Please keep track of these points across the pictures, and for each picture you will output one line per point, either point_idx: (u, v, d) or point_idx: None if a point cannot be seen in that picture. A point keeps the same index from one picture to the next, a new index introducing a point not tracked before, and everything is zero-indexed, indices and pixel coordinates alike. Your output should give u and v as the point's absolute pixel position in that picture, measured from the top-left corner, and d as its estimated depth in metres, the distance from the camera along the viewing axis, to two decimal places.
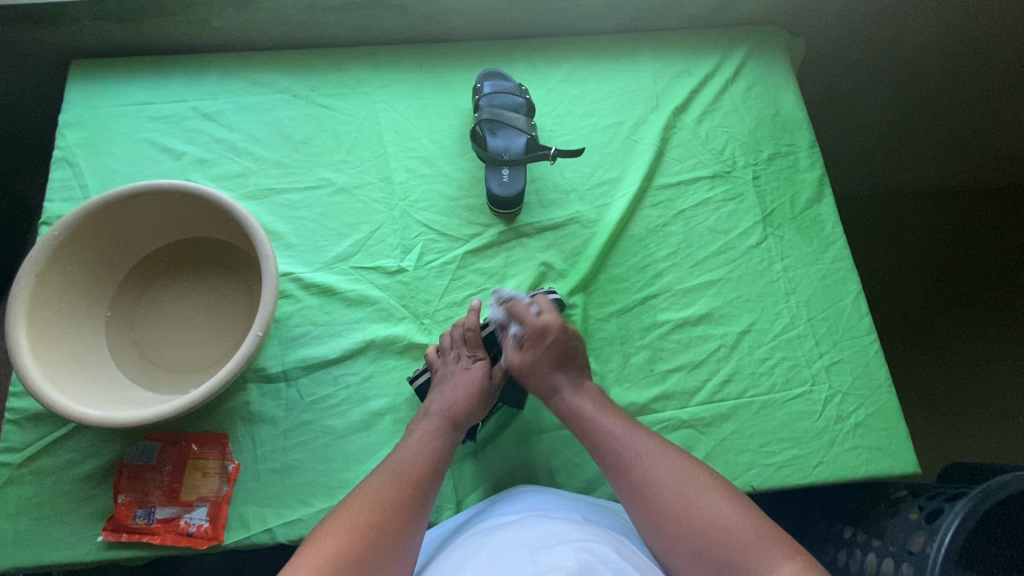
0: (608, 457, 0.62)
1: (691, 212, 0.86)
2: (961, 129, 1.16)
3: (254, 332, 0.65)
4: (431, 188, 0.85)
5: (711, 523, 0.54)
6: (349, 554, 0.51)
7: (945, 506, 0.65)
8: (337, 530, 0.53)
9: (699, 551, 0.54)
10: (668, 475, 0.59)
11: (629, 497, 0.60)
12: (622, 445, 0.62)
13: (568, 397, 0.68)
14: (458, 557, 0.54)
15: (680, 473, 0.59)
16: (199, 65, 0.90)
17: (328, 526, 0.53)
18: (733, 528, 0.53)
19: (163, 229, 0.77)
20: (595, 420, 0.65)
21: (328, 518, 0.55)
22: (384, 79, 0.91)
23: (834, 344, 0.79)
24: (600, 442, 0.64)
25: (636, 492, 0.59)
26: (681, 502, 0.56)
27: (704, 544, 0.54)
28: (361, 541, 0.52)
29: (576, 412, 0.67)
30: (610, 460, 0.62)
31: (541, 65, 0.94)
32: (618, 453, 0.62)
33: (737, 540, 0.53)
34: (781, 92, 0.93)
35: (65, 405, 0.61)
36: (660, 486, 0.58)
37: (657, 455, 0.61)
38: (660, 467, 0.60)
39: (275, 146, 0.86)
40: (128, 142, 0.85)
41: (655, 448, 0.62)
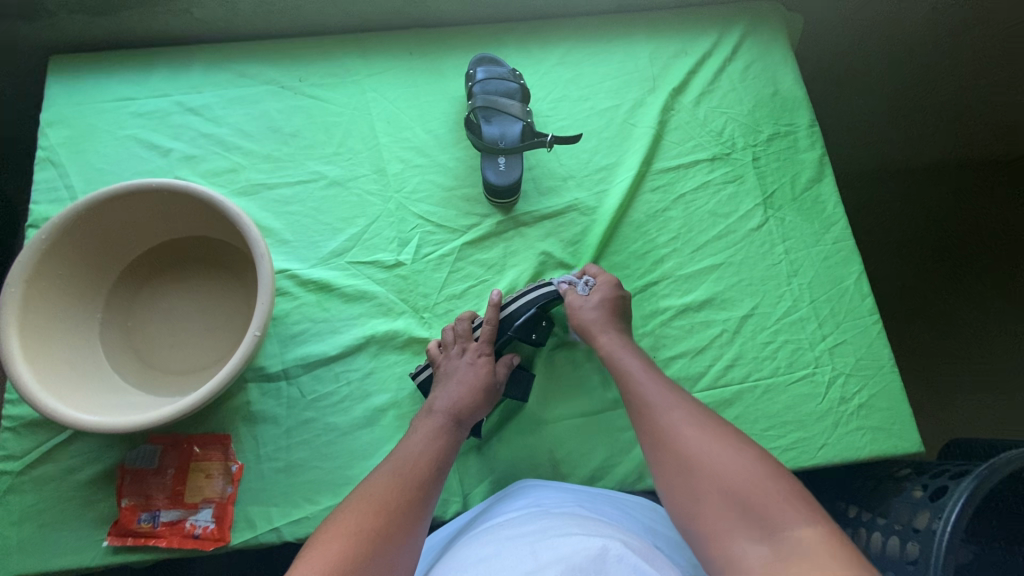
0: (640, 403, 0.62)
1: (691, 196, 0.84)
2: (958, 101, 1.15)
3: (253, 332, 0.64)
4: (426, 178, 0.84)
5: (737, 474, 0.52)
6: (351, 559, 0.49)
7: (948, 484, 0.65)
8: (339, 536, 0.51)
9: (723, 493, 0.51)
10: (700, 435, 0.56)
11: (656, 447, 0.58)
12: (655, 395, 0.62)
13: (611, 353, 0.68)
14: (463, 555, 0.53)
15: (710, 436, 0.56)
16: (182, 57, 0.88)
17: (323, 533, 0.52)
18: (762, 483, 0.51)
19: (154, 228, 0.75)
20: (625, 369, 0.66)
21: (323, 525, 0.53)
22: (373, 68, 0.89)
23: (837, 325, 0.79)
24: (632, 392, 0.64)
25: (663, 439, 0.58)
26: (711, 454, 0.54)
27: (729, 488, 0.51)
28: (362, 547, 0.50)
29: (620, 370, 0.66)
30: (642, 416, 0.61)
31: (535, 49, 0.91)
32: (646, 403, 0.62)
33: (763, 492, 0.50)
34: (779, 69, 0.91)
35: (62, 412, 0.60)
36: (691, 444, 0.56)
37: (692, 415, 0.59)
38: (695, 425, 0.58)
39: (264, 139, 0.84)
40: (113, 140, 0.82)
41: (689, 407, 0.60)
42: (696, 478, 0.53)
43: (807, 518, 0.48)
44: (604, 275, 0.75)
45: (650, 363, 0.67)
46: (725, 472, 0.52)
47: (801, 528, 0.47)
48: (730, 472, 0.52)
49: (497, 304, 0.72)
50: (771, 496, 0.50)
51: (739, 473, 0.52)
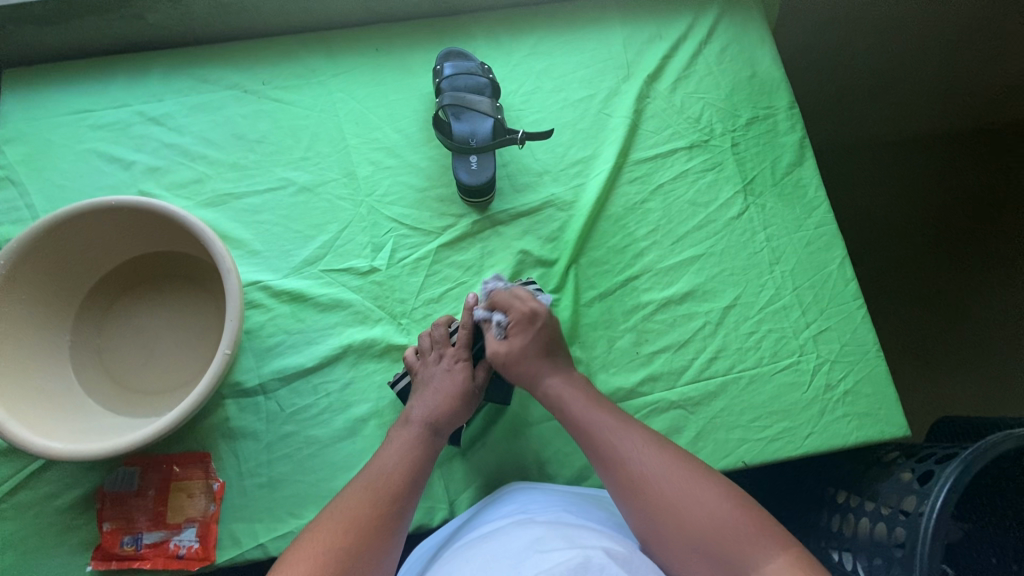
0: (604, 462, 0.59)
1: (669, 186, 0.83)
2: (941, 71, 1.12)
3: (222, 350, 0.63)
4: (398, 180, 0.81)
5: (708, 524, 0.52)
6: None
7: (935, 468, 0.64)
8: (304, 559, 0.50)
9: (698, 550, 0.52)
10: (664, 476, 0.56)
11: (631, 503, 0.57)
12: (615, 445, 0.59)
13: (560, 387, 0.65)
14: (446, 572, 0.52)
15: (675, 474, 0.56)
16: (140, 65, 0.85)
17: (297, 554, 0.50)
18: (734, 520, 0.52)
19: (119, 245, 0.73)
20: (580, 408, 0.63)
21: (298, 545, 0.52)
22: (339, 67, 0.86)
23: (821, 311, 0.78)
24: (590, 437, 0.61)
25: (631, 496, 0.57)
26: (684, 503, 0.54)
27: (697, 539, 0.52)
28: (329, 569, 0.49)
29: (570, 414, 0.63)
30: (609, 460, 0.59)
31: (505, 40, 0.89)
32: (604, 451, 0.60)
33: (731, 539, 0.51)
34: (757, 51, 0.89)
35: (32, 442, 0.59)
36: (659, 496, 0.55)
37: (658, 453, 0.58)
38: (661, 468, 0.57)
39: (229, 147, 0.82)
40: (73, 155, 0.80)
41: (653, 446, 0.59)
42: (669, 532, 0.53)
43: (774, 550, 0.50)
44: None
45: (600, 398, 0.65)
46: (698, 520, 0.53)
47: (770, 564, 0.49)
48: (704, 517, 0.53)
49: (474, 309, 0.70)
50: (739, 541, 0.51)
51: (711, 513, 0.53)
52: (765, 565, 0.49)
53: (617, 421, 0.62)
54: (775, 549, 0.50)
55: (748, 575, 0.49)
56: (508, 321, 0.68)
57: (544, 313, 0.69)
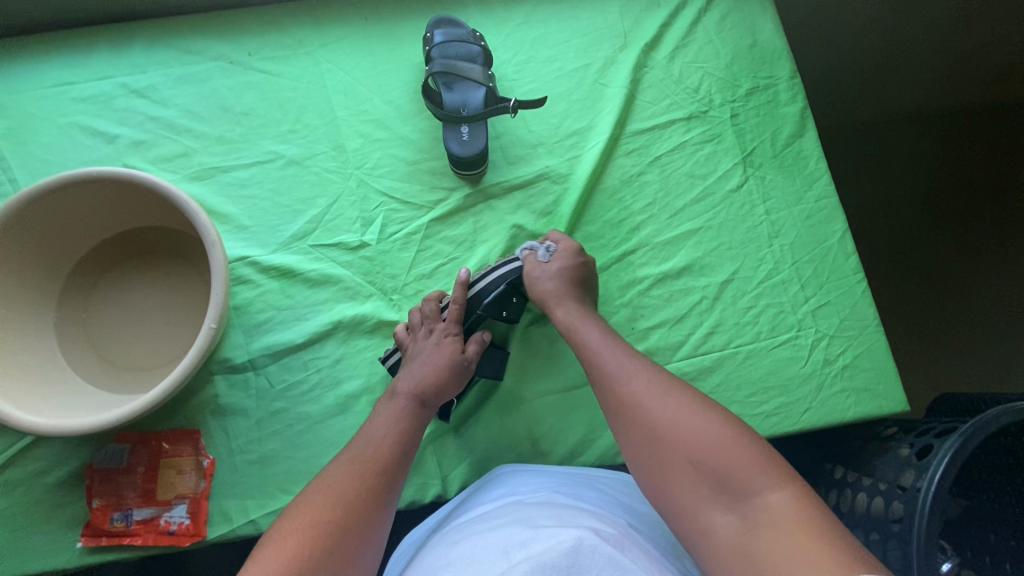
0: (611, 387, 0.59)
1: (667, 158, 0.81)
2: (948, 46, 1.09)
3: (208, 324, 0.62)
4: (388, 153, 0.80)
5: (707, 451, 0.51)
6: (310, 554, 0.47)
7: (934, 442, 0.63)
8: (291, 535, 0.48)
9: (696, 474, 0.50)
10: (670, 403, 0.55)
11: (628, 432, 0.56)
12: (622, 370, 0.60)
13: (574, 318, 0.66)
14: (434, 557, 0.51)
15: (682, 404, 0.55)
16: (122, 35, 0.82)
17: (280, 530, 0.49)
18: (727, 447, 0.51)
19: (103, 219, 0.72)
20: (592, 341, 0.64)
21: (281, 522, 0.51)
22: (327, 36, 0.83)
23: (821, 286, 0.76)
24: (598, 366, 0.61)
25: (635, 421, 0.56)
26: (677, 432, 0.53)
27: (696, 462, 0.51)
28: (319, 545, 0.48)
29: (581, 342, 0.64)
30: (610, 390, 0.59)
31: (498, 8, 0.86)
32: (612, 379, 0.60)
33: (733, 466, 0.49)
34: (758, 18, 0.86)
35: (17, 417, 0.58)
36: (663, 422, 0.54)
37: (654, 382, 0.58)
38: (662, 399, 0.56)
39: (215, 120, 0.79)
40: (54, 128, 0.78)
41: (653, 377, 0.59)
42: (669, 458, 0.52)
43: (774, 479, 0.48)
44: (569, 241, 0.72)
45: (611, 332, 0.65)
46: (692, 448, 0.51)
47: (772, 494, 0.47)
48: (695, 443, 0.51)
49: (465, 283, 0.70)
50: (739, 468, 0.49)
51: (705, 438, 0.52)
52: (758, 495, 0.48)
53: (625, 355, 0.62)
54: (773, 479, 0.48)
55: (748, 503, 0.48)
56: (556, 250, 0.71)
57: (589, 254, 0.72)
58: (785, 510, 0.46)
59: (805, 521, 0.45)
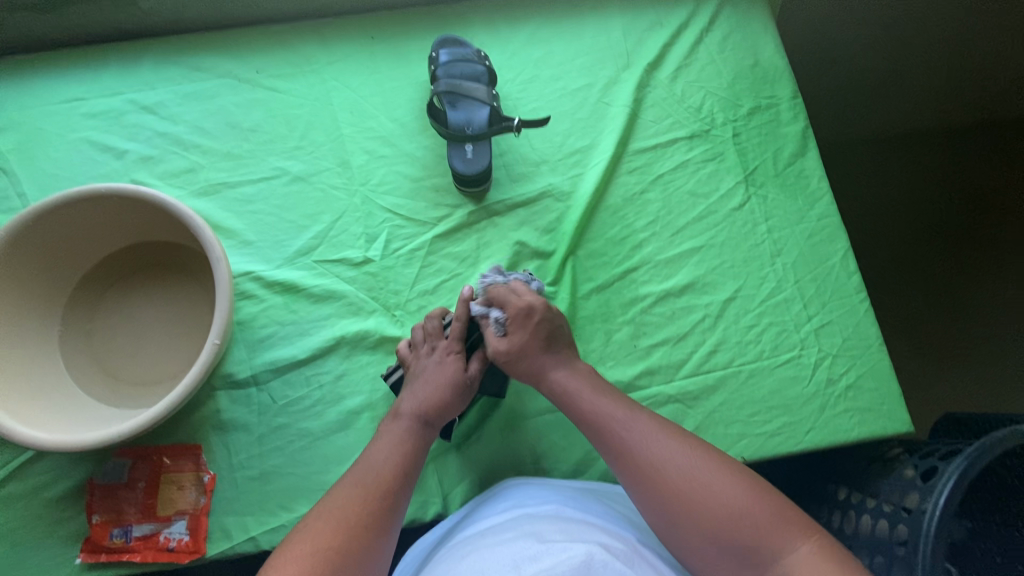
0: (619, 451, 0.58)
1: (669, 176, 0.81)
2: (951, 65, 1.10)
3: (211, 341, 0.62)
4: (393, 170, 0.80)
5: (727, 506, 0.51)
6: None
7: (939, 464, 0.63)
8: (297, 560, 0.48)
9: (716, 540, 0.51)
10: (684, 462, 0.55)
11: (642, 494, 0.55)
12: (627, 430, 0.58)
13: (566, 381, 0.64)
14: (444, 569, 0.50)
15: (697, 461, 0.55)
16: (132, 52, 0.84)
17: (285, 556, 0.49)
18: (751, 508, 0.51)
19: (110, 234, 0.72)
20: (590, 397, 0.62)
21: (289, 544, 0.50)
22: (333, 55, 0.84)
23: (824, 305, 0.76)
24: (600, 425, 0.60)
25: (649, 479, 0.55)
26: (698, 492, 0.52)
27: (717, 527, 0.51)
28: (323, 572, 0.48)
29: (574, 400, 0.62)
30: (619, 448, 0.58)
31: (502, 27, 0.87)
32: (620, 438, 0.58)
33: (757, 527, 0.50)
34: (760, 39, 0.87)
35: (20, 432, 0.58)
36: (679, 479, 0.53)
37: (674, 441, 0.57)
38: (674, 455, 0.55)
39: (222, 136, 0.80)
40: (64, 144, 0.79)
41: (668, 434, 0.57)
42: (689, 520, 0.52)
43: (797, 537, 0.49)
44: (529, 294, 0.68)
45: (599, 380, 0.64)
46: (713, 509, 0.51)
47: (801, 546, 0.48)
48: (716, 506, 0.51)
49: (469, 301, 0.69)
50: (759, 526, 0.50)
51: (724, 502, 0.51)
52: (782, 557, 0.48)
53: (629, 410, 0.60)
54: (795, 537, 0.49)
55: (770, 564, 0.48)
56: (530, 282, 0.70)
57: (542, 306, 0.67)
58: (812, 567, 0.47)
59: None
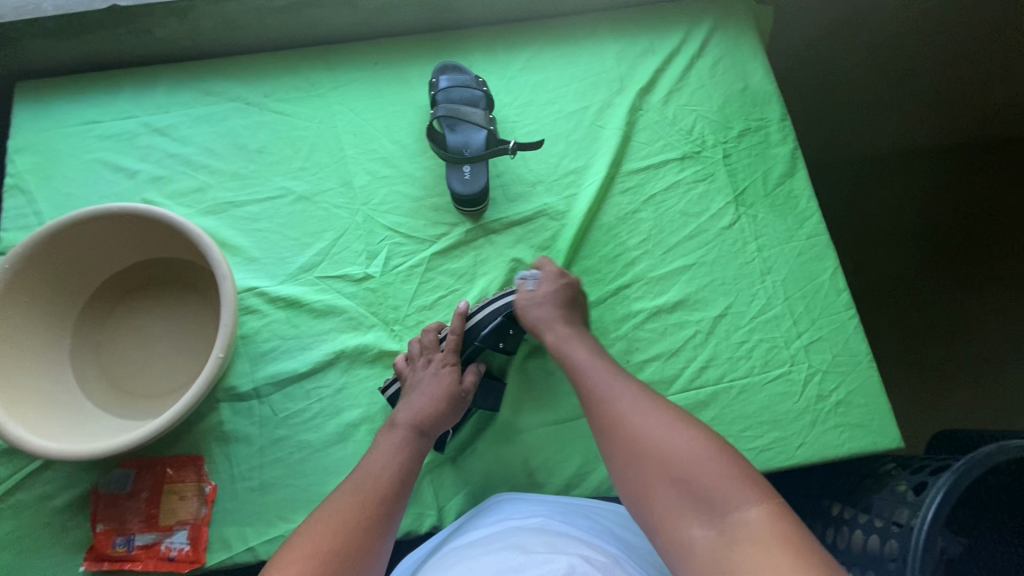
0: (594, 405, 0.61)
1: (661, 196, 0.84)
2: (943, 86, 1.14)
3: (215, 354, 0.64)
4: (393, 190, 0.83)
5: (683, 459, 0.52)
6: None
7: (928, 479, 0.64)
8: (293, 562, 0.50)
9: (671, 482, 0.52)
10: (649, 419, 0.57)
11: (615, 453, 0.57)
12: (603, 387, 0.62)
13: (564, 341, 0.68)
14: None
15: (661, 420, 0.56)
16: (147, 78, 0.87)
17: (283, 559, 0.50)
18: (707, 463, 0.51)
19: (121, 250, 0.75)
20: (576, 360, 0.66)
21: (284, 548, 0.52)
22: (338, 80, 0.88)
23: (813, 321, 0.78)
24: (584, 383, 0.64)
25: (616, 437, 0.57)
26: (660, 449, 0.54)
27: (671, 472, 0.52)
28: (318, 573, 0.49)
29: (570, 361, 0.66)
30: (598, 411, 0.60)
31: (500, 54, 0.91)
32: (597, 397, 0.61)
33: (708, 476, 0.51)
34: (749, 64, 0.90)
35: (28, 441, 0.60)
36: (641, 432, 0.56)
37: (640, 401, 0.59)
38: (644, 416, 0.57)
39: (230, 157, 0.84)
40: (79, 164, 0.82)
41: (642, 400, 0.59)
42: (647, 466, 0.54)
43: (751, 497, 0.49)
44: (552, 266, 0.74)
45: (603, 353, 0.67)
46: (669, 458, 0.53)
47: (747, 507, 0.48)
48: (673, 459, 0.53)
49: (464, 314, 0.72)
50: (709, 477, 0.50)
51: (681, 455, 0.53)
52: (732, 509, 0.48)
53: (612, 374, 0.63)
54: (750, 496, 0.49)
55: (719, 513, 0.48)
56: (539, 276, 0.73)
57: (572, 276, 0.74)
58: (758, 525, 0.46)
59: (773, 535, 0.45)
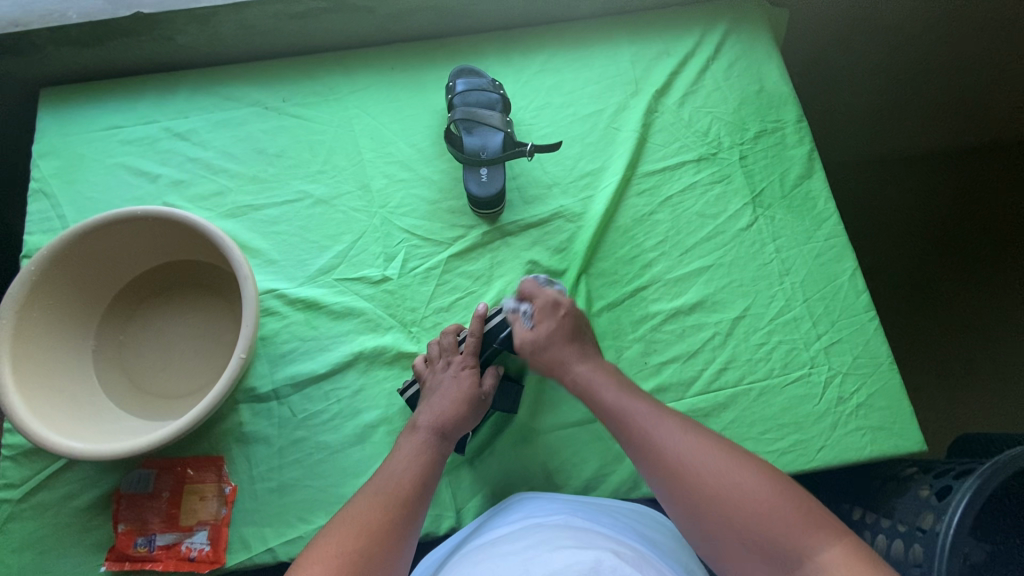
0: (647, 453, 0.58)
1: (678, 198, 0.84)
2: (958, 89, 1.13)
3: (237, 355, 0.65)
4: (411, 192, 0.84)
5: (753, 505, 0.51)
6: None
7: (953, 483, 0.63)
8: (320, 563, 0.50)
9: (746, 535, 0.51)
10: (711, 460, 0.55)
11: (677, 500, 0.55)
12: (650, 427, 0.60)
13: (589, 374, 0.66)
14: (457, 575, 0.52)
15: (722, 461, 0.55)
16: (168, 83, 0.89)
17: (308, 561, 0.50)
18: (778, 509, 0.51)
19: (145, 252, 0.76)
20: (604, 393, 0.64)
21: (309, 550, 0.52)
22: (356, 85, 0.89)
23: (833, 323, 0.77)
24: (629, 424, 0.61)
25: (677, 486, 0.55)
26: (730, 494, 0.53)
27: (749, 526, 0.51)
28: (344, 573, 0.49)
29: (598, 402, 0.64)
30: (648, 453, 0.58)
31: (516, 58, 0.91)
32: (645, 438, 0.59)
33: (783, 523, 0.50)
34: (764, 66, 0.90)
35: (54, 441, 0.61)
36: (705, 477, 0.54)
37: (693, 439, 0.58)
38: (705, 457, 0.56)
39: (250, 161, 0.85)
40: (102, 168, 0.84)
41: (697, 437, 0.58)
42: (718, 519, 0.52)
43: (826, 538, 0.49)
44: (541, 296, 0.71)
45: (632, 387, 0.65)
46: (740, 505, 0.52)
47: (826, 550, 0.48)
48: (747, 508, 0.51)
49: (482, 317, 0.71)
50: (786, 526, 0.50)
51: (752, 500, 0.52)
52: (812, 553, 0.48)
53: (655, 410, 0.61)
54: (822, 539, 0.49)
55: (801, 567, 0.48)
56: (534, 309, 0.71)
57: (568, 303, 0.71)
58: (839, 568, 0.47)
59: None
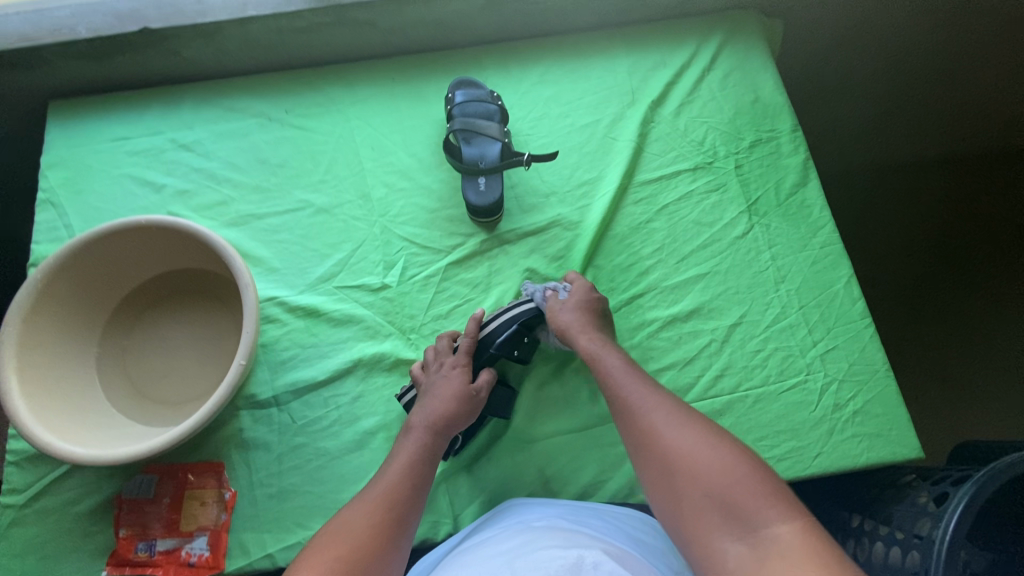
0: (629, 416, 0.62)
1: (674, 207, 0.84)
2: (952, 97, 1.14)
3: (237, 361, 0.66)
4: (410, 202, 0.85)
5: (717, 475, 0.53)
6: None
7: (950, 489, 0.63)
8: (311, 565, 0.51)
9: (706, 497, 0.53)
10: (685, 432, 0.58)
11: (646, 460, 0.59)
12: (637, 396, 0.63)
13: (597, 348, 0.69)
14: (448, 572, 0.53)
15: (695, 434, 0.57)
16: (173, 96, 0.91)
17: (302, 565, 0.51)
18: (742, 483, 0.52)
19: (149, 260, 0.77)
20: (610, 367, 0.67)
21: (303, 554, 0.53)
22: (357, 96, 0.91)
23: (829, 331, 0.78)
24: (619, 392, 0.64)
25: (649, 449, 0.59)
26: (692, 462, 0.55)
27: (709, 489, 0.53)
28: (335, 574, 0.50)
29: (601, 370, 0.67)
30: (629, 416, 0.62)
31: (514, 69, 0.93)
32: (629, 402, 0.63)
33: (743, 493, 0.52)
34: (759, 76, 0.91)
35: (58, 446, 0.62)
36: (674, 443, 0.57)
37: (673, 410, 0.60)
38: (680, 429, 0.58)
39: (252, 171, 0.86)
40: (109, 179, 0.85)
41: (673, 408, 0.61)
42: (681, 479, 0.55)
43: (783, 514, 0.50)
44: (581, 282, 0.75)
45: (633, 363, 0.67)
46: (704, 473, 0.54)
47: (781, 525, 0.49)
48: (709, 475, 0.54)
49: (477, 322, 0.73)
50: (746, 497, 0.51)
51: (716, 471, 0.54)
52: (763, 525, 0.49)
53: (648, 385, 0.64)
54: (779, 513, 0.50)
55: (755, 531, 0.50)
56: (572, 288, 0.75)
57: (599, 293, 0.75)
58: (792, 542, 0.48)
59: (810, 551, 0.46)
